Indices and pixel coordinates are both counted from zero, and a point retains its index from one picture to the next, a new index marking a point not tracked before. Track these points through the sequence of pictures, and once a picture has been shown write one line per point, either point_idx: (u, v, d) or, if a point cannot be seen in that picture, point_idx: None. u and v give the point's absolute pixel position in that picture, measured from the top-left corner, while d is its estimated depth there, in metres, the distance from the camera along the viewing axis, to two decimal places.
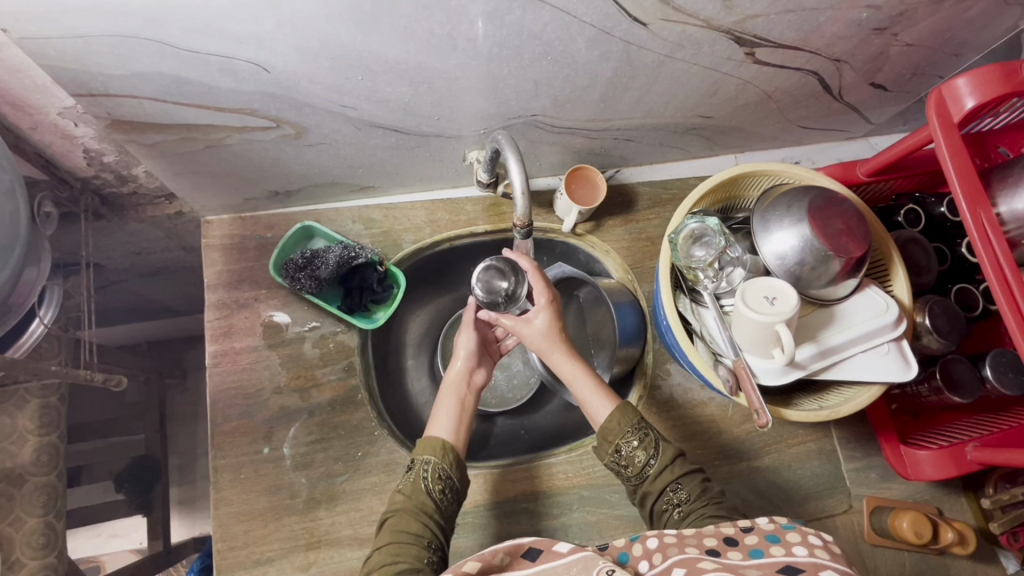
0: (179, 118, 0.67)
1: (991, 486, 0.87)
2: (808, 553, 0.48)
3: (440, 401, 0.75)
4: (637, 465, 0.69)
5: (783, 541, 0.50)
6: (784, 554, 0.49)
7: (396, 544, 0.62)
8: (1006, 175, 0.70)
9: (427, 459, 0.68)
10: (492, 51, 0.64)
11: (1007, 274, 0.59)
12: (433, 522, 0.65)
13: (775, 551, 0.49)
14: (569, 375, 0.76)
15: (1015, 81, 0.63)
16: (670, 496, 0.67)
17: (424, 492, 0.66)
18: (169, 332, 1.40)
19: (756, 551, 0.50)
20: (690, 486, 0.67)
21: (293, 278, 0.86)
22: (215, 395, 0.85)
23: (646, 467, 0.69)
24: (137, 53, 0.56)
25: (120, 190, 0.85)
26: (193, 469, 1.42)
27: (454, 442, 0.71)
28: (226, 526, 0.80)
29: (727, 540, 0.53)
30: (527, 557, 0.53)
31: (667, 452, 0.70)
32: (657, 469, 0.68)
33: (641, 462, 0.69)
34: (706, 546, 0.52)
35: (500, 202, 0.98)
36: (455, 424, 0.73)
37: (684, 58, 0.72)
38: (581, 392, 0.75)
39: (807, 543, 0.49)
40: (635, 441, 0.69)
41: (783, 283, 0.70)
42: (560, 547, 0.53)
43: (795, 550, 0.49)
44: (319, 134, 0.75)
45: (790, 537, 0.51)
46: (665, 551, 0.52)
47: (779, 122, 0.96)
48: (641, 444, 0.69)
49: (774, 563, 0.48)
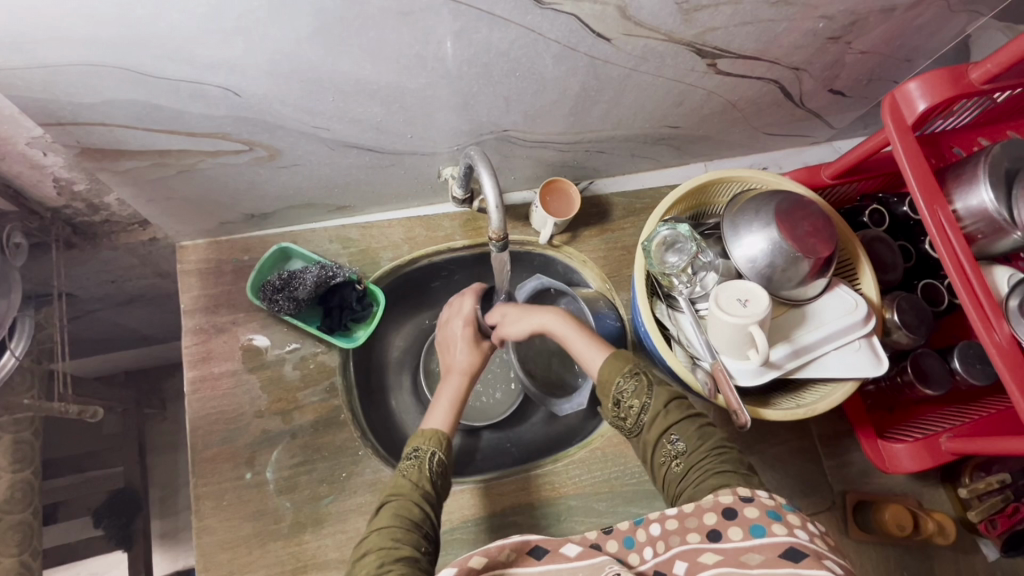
0: (150, 144, 0.67)
1: (967, 476, 0.89)
2: (810, 538, 0.49)
3: (442, 390, 0.79)
4: (633, 414, 0.70)
5: (784, 521, 0.51)
6: (787, 534, 0.49)
7: (396, 529, 0.62)
8: (959, 173, 0.73)
9: (433, 451, 0.70)
10: (461, 69, 0.66)
11: (967, 268, 0.62)
12: (432, 510, 0.66)
13: (777, 529, 0.50)
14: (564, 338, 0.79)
15: (963, 84, 0.66)
16: (667, 448, 0.67)
17: (428, 480, 0.68)
18: (147, 361, 1.38)
19: (758, 528, 0.51)
20: (685, 435, 0.67)
21: (270, 300, 0.86)
22: (195, 422, 0.84)
23: (642, 415, 0.69)
24: (106, 80, 0.56)
25: (92, 218, 0.84)
26: (176, 500, 1.38)
27: (446, 431, 0.74)
28: (210, 556, 0.79)
29: (726, 513, 0.53)
30: (533, 555, 0.55)
31: (660, 398, 0.70)
32: (650, 418, 0.69)
33: (634, 414, 0.69)
34: (707, 528, 0.53)
35: (476, 216, 0.99)
36: (447, 415, 0.76)
37: (649, 71, 0.74)
38: (577, 349, 0.77)
39: (806, 528, 0.50)
40: (628, 392, 0.70)
41: (754, 285, 0.71)
42: (566, 549, 0.55)
43: (798, 532, 0.49)
44: (293, 156, 0.75)
45: (791, 517, 0.51)
46: (668, 540, 0.55)
47: (745, 130, 0.99)
48: (632, 394, 0.70)
49: (775, 543, 0.49)
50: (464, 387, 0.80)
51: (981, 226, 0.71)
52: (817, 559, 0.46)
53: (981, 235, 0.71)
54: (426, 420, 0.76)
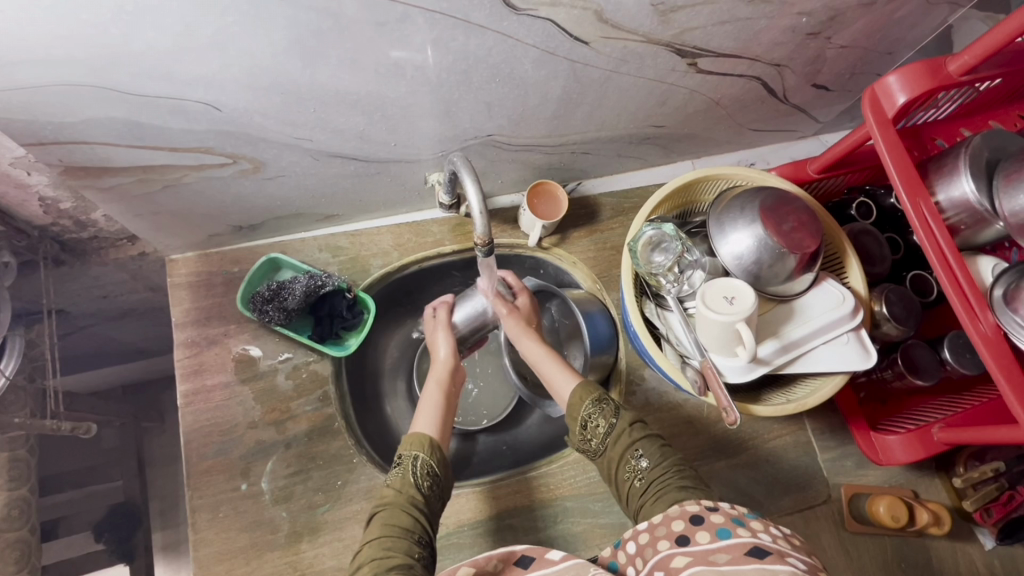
0: (133, 160, 0.68)
1: (962, 465, 0.90)
2: (773, 539, 0.49)
3: (425, 396, 0.79)
4: (600, 434, 0.72)
5: (748, 526, 0.51)
6: (751, 535, 0.50)
7: (388, 538, 0.62)
8: (941, 165, 0.73)
9: (415, 455, 0.71)
10: (440, 76, 0.66)
11: (951, 259, 0.62)
12: (422, 515, 0.66)
13: (742, 532, 0.50)
14: (536, 360, 0.83)
15: (941, 77, 0.66)
16: (631, 464, 0.70)
17: (413, 486, 0.68)
18: (145, 374, 1.38)
19: (724, 531, 0.51)
20: (648, 451, 0.70)
21: (260, 311, 0.86)
22: (189, 435, 0.84)
23: (608, 435, 0.72)
24: (85, 100, 0.57)
25: (80, 235, 0.84)
26: (177, 511, 1.38)
27: (437, 438, 0.74)
28: (207, 567, 0.79)
29: (693, 519, 0.55)
30: (520, 565, 0.58)
31: (626, 418, 0.73)
32: (614, 438, 0.72)
33: (601, 431, 0.72)
34: (675, 534, 0.54)
35: (464, 221, 0.99)
36: (436, 423, 0.76)
37: (629, 73, 0.75)
38: (548, 372, 0.81)
39: (770, 532, 0.50)
40: (596, 412, 0.73)
41: (741, 282, 0.72)
42: (551, 554, 0.58)
43: (760, 534, 0.49)
44: (277, 167, 0.76)
45: (756, 523, 0.51)
46: (644, 553, 0.56)
47: (730, 127, 0.99)
48: (600, 413, 0.73)
49: (740, 543, 0.49)
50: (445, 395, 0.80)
51: (964, 217, 0.71)
52: (779, 557, 0.46)
53: (964, 227, 0.72)
54: (414, 426, 0.76)
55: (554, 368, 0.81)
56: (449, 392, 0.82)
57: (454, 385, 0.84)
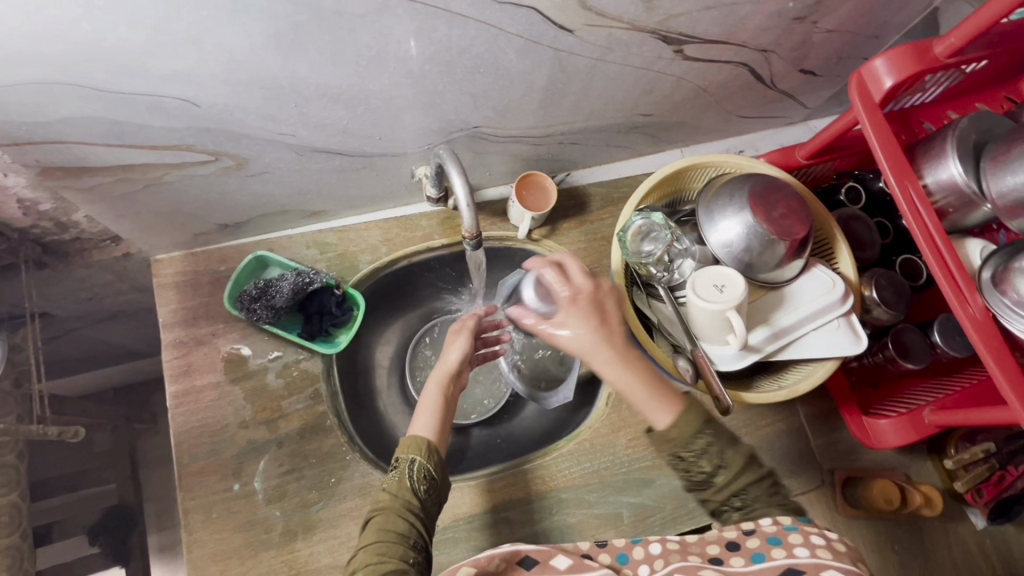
0: (114, 159, 0.67)
1: (953, 446, 0.91)
2: (810, 554, 0.57)
3: (425, 397, 0.79)
4: (704, 475, 0.64)
5: (785, 543, 0.58)
6: (785, 556, 0.58)
7: (383, 544, 0.63)
8: (929, 148, 0.73)
9: (412, 459, 0.71)
10: (424, 68, 0.65)
11: (939, 243, 0.62)
12: (418, 521, 0.66)
13: (778, 552, 0.58)
14: (620, 381, 0.68)
15: (926, 59, 0.66)
16: (734, 501, 0.65)
17: (410, 491, 0.68)
18: (135, 375, 1.37)
19: (759, 555, 0.59)
20: (756, 491, 0.65)
21: (248, 309, 0.85)
22: (179, 436, 0.83)
23: (713, 476, 0.64)
24: (59, 97, 0.55)
25: (62, 237, 0.82)
26: (172, 513, 1.37)
27: (434, 440, 0.74)
28: (202, 568, 0.79)
29: (729, 545, 0.63)
30: (523, 565, 0.67)
31: (732, 458, 0.64)
32: (719, 479, 0.64)
33: (705, 471, 0.64)
34: (710, 555, 0.63)
35: (453, 215, 0.98)
36: (434, 424, 0.76)
37: (616, 61, 0.74)
38: (636, 398, 0.68)
39: (807, 545, 0.58)
40: (702, 454, 0.64)
41: (732, 270, 0.71)
42: (556, 562, 0.67)
43: (798, 550, 0.57)
44: (261, 164, 0.75)
45: (794, 538, 0.59)
46: (665, 558, 0.67)
47: (718, 114, 0.99)
48: (705, 454, 0.64)
49: (775, 565, 0.58)
50: (445, 391, 0.80)
51: (951, 200, 0.71)
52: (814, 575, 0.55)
53: (951, 210, 0.72)
54: (412, 428, 0.76)
55: (643, 394, 0.67)
56: (449, 393, 0.81)
57: (455, 389, 0.83)
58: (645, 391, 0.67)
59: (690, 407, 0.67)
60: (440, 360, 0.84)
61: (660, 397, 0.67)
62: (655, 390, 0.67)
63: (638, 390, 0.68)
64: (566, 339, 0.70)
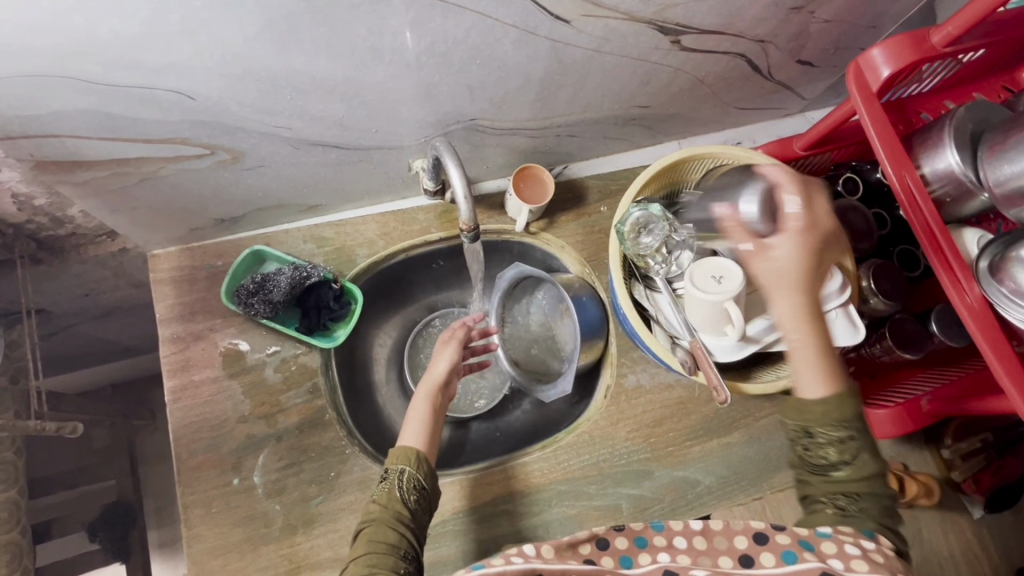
0: (110, 153, 0.66)
1: (950, 437, 0.92)
2: (843, 567, 0.52)
3: (414, 405, 0.80)
4: (824, 458, 0.64)
5: (817, 551, 0.55)
6: (817, 561, 0.54)
7: (373, 554, 0.63)
8: (926, 138, 0.73)
9: (402, 469, 0.72)
10: (420, 59, 0.65)
11: (937, 234, 0.63)
12: (409, 531, 0.67)
13: (808, 557, 0.55)
14: (792, 339, 0.65)
15: (924, 48, 0.66)
16: (839, 499, 0.64)
17: (400, 501, 0.69)
18: (132, 372, 1.37)
19: (790, 555, 0.57)
20: (868, 502, 0.63)
21: (246, 304, 0.85)
22: (178, 431, 0.83)
23: (834, 465, 0.64)
24: (52, 90, 0.55)
25: (57, 232, 0.82)
26: (172, 509, 1.37)
27: (422, 450, 0.75)
28: (202, 563, 0.79)
29: (756, 537, 0.61)
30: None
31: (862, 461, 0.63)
32: (838, 472, 0.64)
33: (828, 457, 0.64)
34: (738, 551, 0.62)
35: (451, 208, 0.98)
36: (422, 433, 0.77)
37: (612, 51, 0.74)
38: (799, 363, 0.65)
39: (841, 557, 0.53)
40: (833, 441, 0.64)
41: (729, 262, 0.72)
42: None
43: (832, 562, 0.53)
44: (257, 157, 0.74)
45: (826, 546, 0.54)
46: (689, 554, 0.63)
47: (716, 105, 0.98)
48: (836, 445, 0.64)
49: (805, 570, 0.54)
50: (433, 401, 0.81)
51: (948, 190, 0.71)
52: None
53: (949, 199, 0.72)
54: (401, 439, 0.77)
55: (808, 356, 0.63)
56: (438, 402, 0.82)
57: (444, 397, 0.84)
58: (815, 356, 0.63)
59: (850, 395, 0.64)
60: (428, 372, 0.85)
61: (823, 369, 0.64)
62: (820, 360, 0.64)
63: (802, 351, 0.64)
64: (770, 263, 0.63)
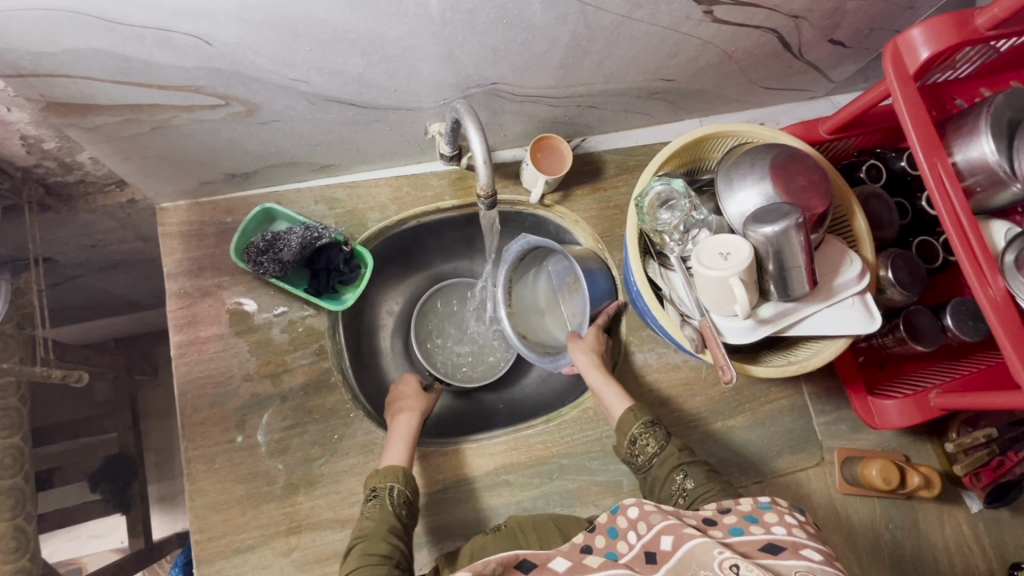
0: (121, 98, 0.64)
1: (954, 431, 0.91)
2: (787, 531, 0.52)
3: (398, 420, 0.82)
4: (648, 453, 0.75)
5: (761, 522, 0.54)
6: (764, 532, 0.52)
7: (367, 567, 0.64)
8: (961, 124, 0.71)
9: (390, 486, 0.73)
10: (444, 16, 0.62)
11: (965, 224, 0.60)
12: (401, 542, 0.69)
13: (755, 529, 0.53)
14: (598, 386, 0.84)
15: (967, 31, 0.63)
16: (677, 483, 0.71)
17: (393, 516, 0.70)
18: (136, 327, 1.36)
19: (736, 529, 0.53)
20: (695, 474, 0.71)
21: (255, 263, 0.84)
22: (183, 385, 0.83)
23: (655, 455, 0.75)
24: (65, 28, 0.53)
25: (66, 178, 0.80)
26: (172, 465, 1.39)
27: (404, 465, 0.76)
28: (203, 517, 0.79)
29: (706, 520, 0.56)
30: (521, 569, 0.56)
31: (675, 444, 0.75)
32: (660, 462, 0.74)
33: (649, 451, 0.75)
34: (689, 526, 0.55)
35: (466, 175, 0.96)
36: (405, 451, 0.78)
37: (642, 19, 0.71)
38: (605, 395, 0.83)
39: (783, 523, 0.53)
40: (646, 433, 0.76)
41: (737, 237, 0.68)
42: (554, 564, 0.56)
43: (774, 529, 0.52)
44: (272, 111, 0.73)
45: (768, 517, 0.54)
46: (649, 519, 0.56)
47: (742, 83, 0.96)
48: (648, 436, 0.76)
49: (754, 540, 0.52)
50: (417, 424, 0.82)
51: (980, 179, 0.69)
52: (794, 551, 0.49)
53: (980, 188, 0.70)
54: (384, 458, 0.78)
55: (609, 389, 0.83)
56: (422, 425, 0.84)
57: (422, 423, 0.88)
58: (609, 386, 0.83)
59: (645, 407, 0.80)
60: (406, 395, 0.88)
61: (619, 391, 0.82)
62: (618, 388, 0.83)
63: (606, 389, 0.83)
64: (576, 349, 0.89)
